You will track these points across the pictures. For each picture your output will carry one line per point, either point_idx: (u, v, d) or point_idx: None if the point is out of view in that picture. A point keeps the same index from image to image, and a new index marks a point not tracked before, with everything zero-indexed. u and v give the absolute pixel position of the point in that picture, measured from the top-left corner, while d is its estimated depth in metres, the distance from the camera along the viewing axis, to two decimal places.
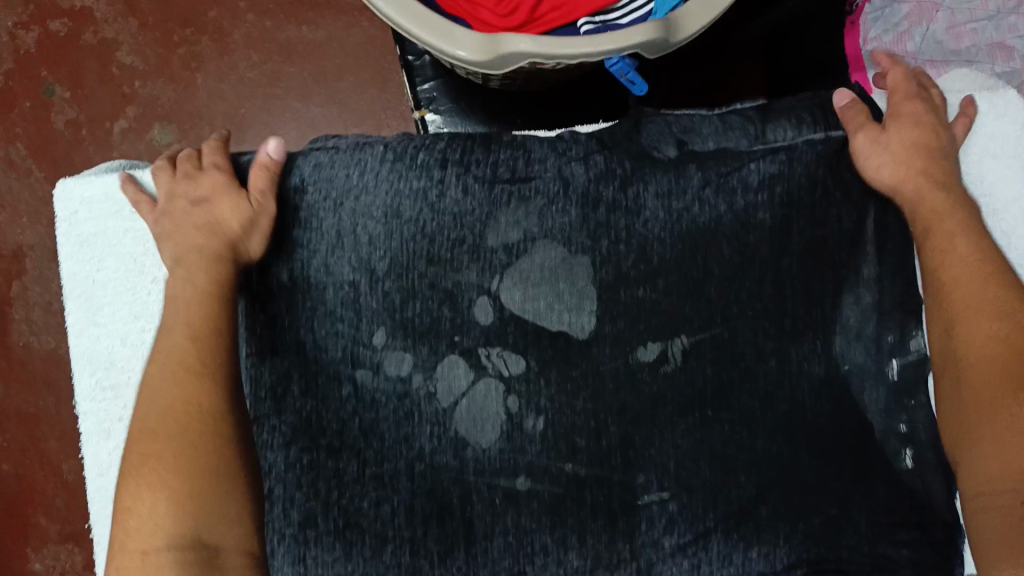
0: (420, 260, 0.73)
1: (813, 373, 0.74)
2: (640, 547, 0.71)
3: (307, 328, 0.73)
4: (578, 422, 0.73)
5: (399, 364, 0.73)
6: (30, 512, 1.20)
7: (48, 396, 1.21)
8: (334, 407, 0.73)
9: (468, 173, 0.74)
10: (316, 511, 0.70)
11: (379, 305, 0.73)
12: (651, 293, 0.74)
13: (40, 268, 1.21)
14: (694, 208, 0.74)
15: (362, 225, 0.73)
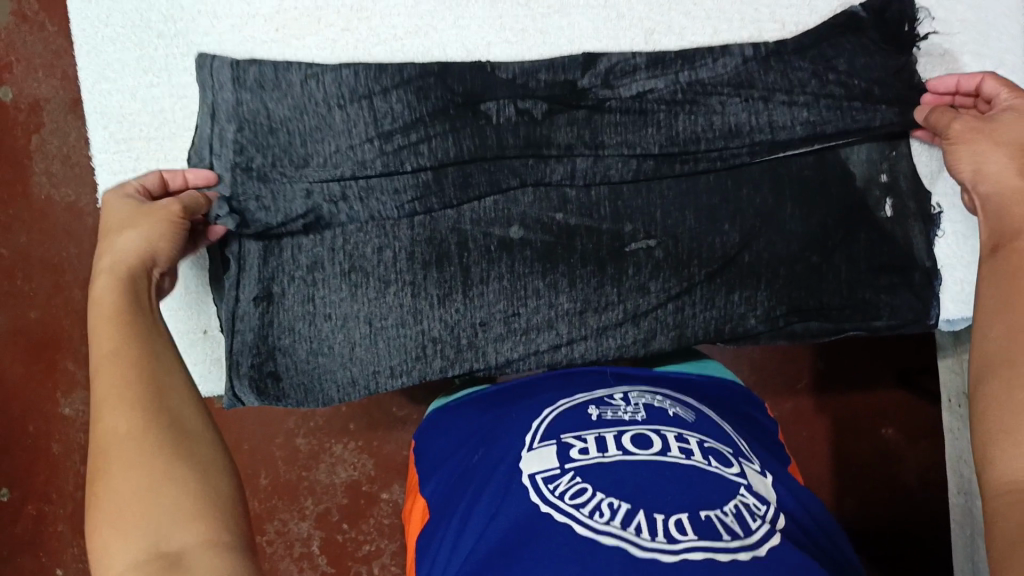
0: (378, 101, 0.74)
1: (791, 129, 0.74)
2: (628, 291, 0.76)
3: (293, 130, 0.73)
4: (567, 175, 0.75)
5: (405, 158, 0.74)
6: (56, 359, 1.05)
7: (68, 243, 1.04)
8: (334, 193, 0.74)
9: (431, 141, 0.74)
10: (323, 256, 0.75)
11: (357, 117, 0.74)
12: (646, 82, 0.75)
13: (57, 119, 1.03)
14: (700, 100, 0.75)
15: (325, 133, 0.74)
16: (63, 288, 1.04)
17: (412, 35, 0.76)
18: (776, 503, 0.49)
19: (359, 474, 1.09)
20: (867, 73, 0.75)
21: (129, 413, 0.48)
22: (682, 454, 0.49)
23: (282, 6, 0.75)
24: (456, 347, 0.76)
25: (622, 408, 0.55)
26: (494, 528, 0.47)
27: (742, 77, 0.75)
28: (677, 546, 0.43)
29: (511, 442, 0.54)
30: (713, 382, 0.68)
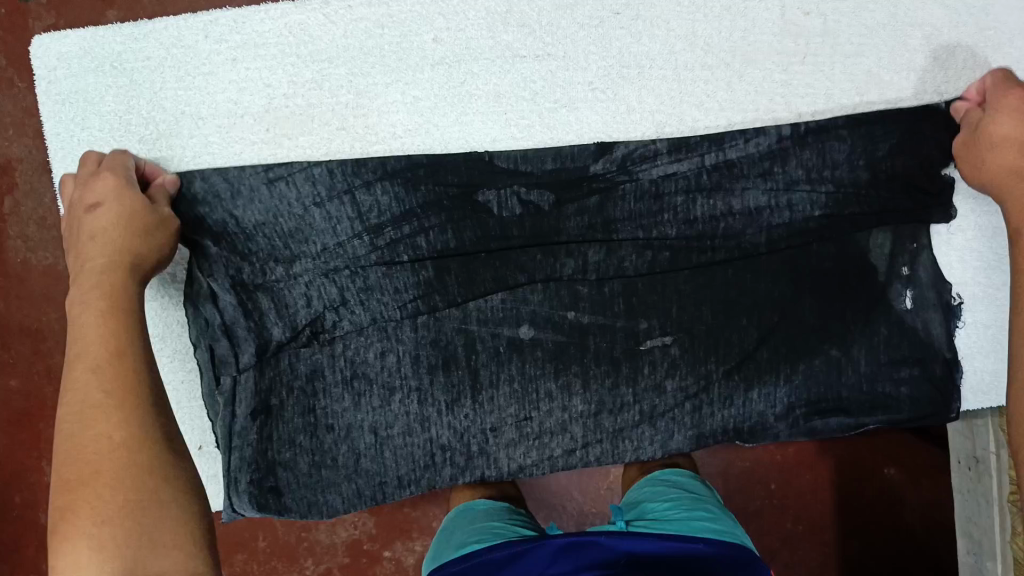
0: (362, 193, 0.70)
1: (801, 218, 0.72)
2: (643, 391, 0.72)
3: (278, 233, 0.70)
4: (580, 272, 0.72)
5: (406, 249, 0.71)
6: (43, 427, 0.93)
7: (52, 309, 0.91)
8: (330, 295, 0.71)
9: (426, 234, 0.71)
10: (323, 363, 0.71)
11: (343, 215, 0.70)
12: (660, 168, 0.72)
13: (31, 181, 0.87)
14: (717, 191, 0.72)
15: (313, 230, 0.70)
16: (43, 355, 0.92)
17: (412, 132, 0.72)
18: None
19: (359, 533, 1.02)
20: (887, 163, 0.72)
21: (95, 436, 0.53)
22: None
23: (272, 103, 0.71)
24: (467, 454, 0.73)
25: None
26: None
27: (761, 165, 0.72)
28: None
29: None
30: (722, 550, 0.60)
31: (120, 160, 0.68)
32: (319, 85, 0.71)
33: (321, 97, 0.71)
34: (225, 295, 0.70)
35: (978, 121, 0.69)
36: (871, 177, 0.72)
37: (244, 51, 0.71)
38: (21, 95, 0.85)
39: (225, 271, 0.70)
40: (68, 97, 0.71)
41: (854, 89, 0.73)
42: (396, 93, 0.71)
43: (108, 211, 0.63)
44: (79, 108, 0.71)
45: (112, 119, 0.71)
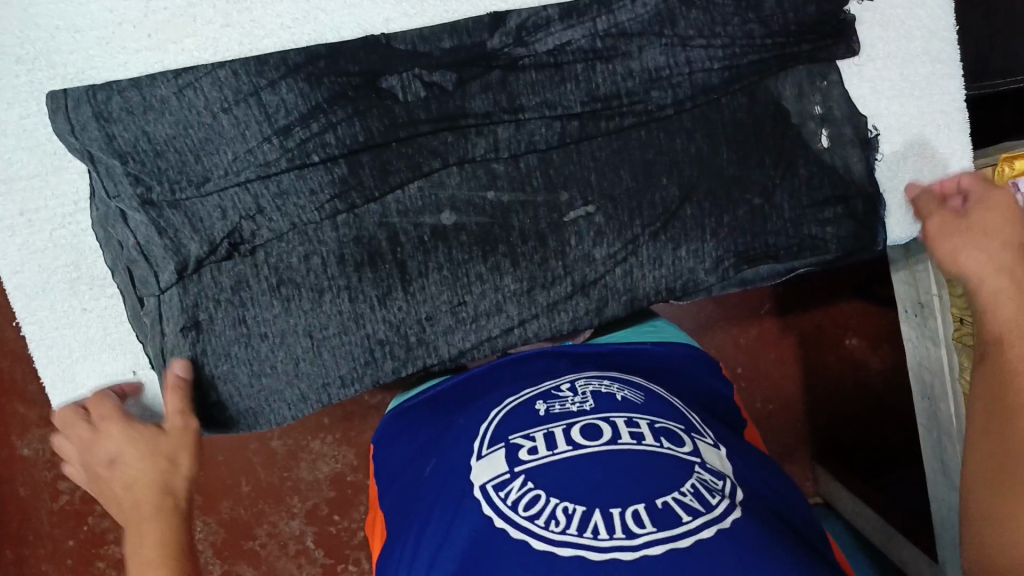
0: (266, 93, 0.67)
1: (710, 68, 0.70)
2: (573, 262, 0.72)
3: (185, 148, 0.66)
4: (493, 148, 0.70)
5: (315, 147, 0.68)
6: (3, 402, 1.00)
7: None
8: (243, 203, 0.68)
9: (334, 130, 0.67)
10: (247, 273, 0.69)
11: (247, 120, 0.66)
12: (562, 33, 0.69)
13: None
14: (621, 48, 0.70)
15: (218, 138, 0.66)
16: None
17: (300, 21, 0.69)
18: (732, 472, 0.49)
19: (341, 466, 1.07)
20: (778, 12, 0.70)
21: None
22: (633, 440, 0.48)
23: (150, 6, 0.67)
24: (406, 346, 0.73)
25: (570, 399, 0.53)
26: (446, 554, 0.45)
27: (662, 16, 0.70)
28: (636, 541, 0.42)
29: (460, 451, 0.52)
30: (670, 349, 0.68)
31: (100, 411, 0.67)
32: None
33: None
34: (133, 218, 0.67)
35: (936, 208, 0.69)
36: (773, 15, 0.70)
37: None
38: None
39: (130, 193, 0.66)
40: None
41: None
42: None
43: (129, 455, 0.62)
44: None
45: None
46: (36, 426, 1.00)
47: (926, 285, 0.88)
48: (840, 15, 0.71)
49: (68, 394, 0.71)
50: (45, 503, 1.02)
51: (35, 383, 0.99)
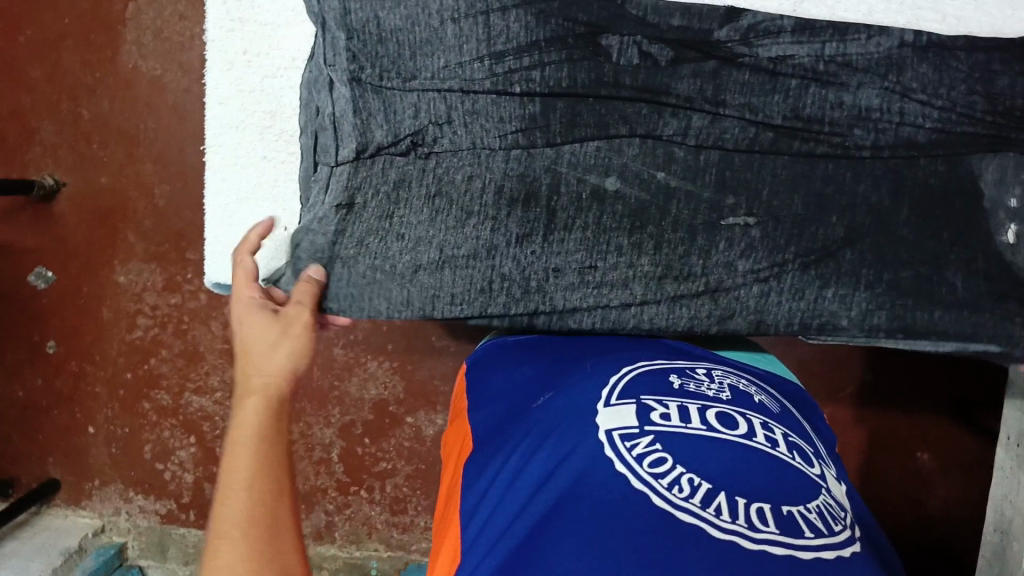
0: (494, 14, 0.69)
1: (918, 126, 0.69)
2: (713, 266, 0.70)
3: (405, 41, 0.69)
4: (684, 132, 0.71)
5: (523, 78, 0.70)
6: (120, 227, 1.05)
7: (152, 117, 1.03)
8: (435, 109, 0.70)
9: (545, 68, 0.70)
10: (412, 175, 0.72)
11: (469, 34, 0.69)
12: (790, 46, 0.70)
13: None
14: (841, 77, 0.69)
15: (438, 42, 0.69)
16: (134, 159, 1.04)
17: None
18: (851, 512, 0.47)
19: (387, 394, 1.07)
20: (1008, 92, 0.68)
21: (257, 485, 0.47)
22: (767, 442, 0.47)
23: None
24: (524, 289, 0.71)
25: (706, 383, 0.54)
26: (551, 485, 0.44)
27: (894, 61, 0.69)
28: (759, 535, 0.39)
29: (586, 395, 0.52)
30: (785, 380, 0.65)
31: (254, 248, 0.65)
32: None
33: None
34: (337, 90, 0.71)
35: None
36: (1002, 96, 0.69)
37: None
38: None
39: (344, 67, 0.69)
40: None
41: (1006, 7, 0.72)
42: None
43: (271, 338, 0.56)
44: None
45: None
46: (138, 258, 1.05)
47: None
48: None
49: (220, 226, 0.76)
50: (120, 331, 1.07)
51: (152, 219, 1.04)
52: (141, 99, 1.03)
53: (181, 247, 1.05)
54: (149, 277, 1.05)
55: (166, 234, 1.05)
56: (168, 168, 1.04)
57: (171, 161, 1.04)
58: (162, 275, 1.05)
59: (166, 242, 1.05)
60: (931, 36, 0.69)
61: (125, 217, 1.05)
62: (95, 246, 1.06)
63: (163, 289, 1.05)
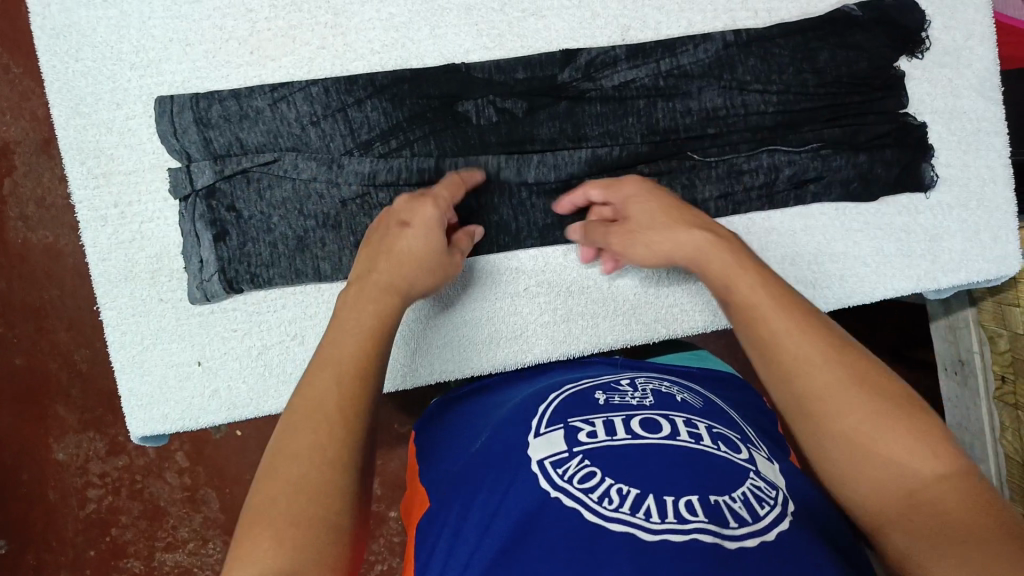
0: (348, 102, 0.72)
1: (763, 109, 0.74)
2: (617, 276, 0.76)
3: (272, 146, 0.71)
4: (567, 159, 0.73)
5: (397, 153, 0.72)
6: (47, 403, 1.03)
7: (52, 288, 1.02)
8: (328, 188, 0.72)
9: (410, 138, 0.72)
10: (326, 255, 0.72)
11: (330, 131, 0.72)
12: (630, 73, 0.74)
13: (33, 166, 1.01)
14: (682, 87, 0.74)
15: (303, 142, 0.72)
16: (44, 332, 1.02)
17: (389, 48, 0.74)
18: (786, 488, 0.48)
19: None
20: (832, 64, 0.74)
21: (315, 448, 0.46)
22: (691, 438, 0.49)
23: (255, 27, 0.73)
24: (468, 341, 0.75)
25: (629, 394, 0.56)
26: (496, 526, 0.46)
27: (725, 61, 0.74)
28: (687, 526, 0.42)
29: (516, 430, 0.54)
30: (716, 373, 0.67)
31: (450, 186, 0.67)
32: (299, 7, 0.73)
33: (300, 19, 0.73)
34: (228, 187, 0.71)
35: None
36: (830, 69, 0.74)
37: None
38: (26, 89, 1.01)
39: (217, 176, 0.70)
40: (61, 32, 0.72)
41: None
42: (372, 10, 0.74)
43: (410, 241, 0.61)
44: (69, 44, 0.72)
45: (104, 47, 0.72)
46: (73, 430, 1.03)
47: (966, 344, 0.91)
48: (889, 69, 0.75)
49: (135, 379, 0.73)
50: (72, 510, 1.03)
51: (78, 385, 1.02)
52: (37, 273, 1.02)
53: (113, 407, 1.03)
54: (90, 445, 1.02)
55: (94, 399, 1.03)
56: (82, 332, 1.02)
57: (82, 325, 1.03)
58: (102, 441, 1.03)
59: (97, 406, 1.03)
60: (749, 32, 0.75)
61: (51, 391, 1.02)
62: (25, 430, 1.03)
63: (105, 455, 1.03)
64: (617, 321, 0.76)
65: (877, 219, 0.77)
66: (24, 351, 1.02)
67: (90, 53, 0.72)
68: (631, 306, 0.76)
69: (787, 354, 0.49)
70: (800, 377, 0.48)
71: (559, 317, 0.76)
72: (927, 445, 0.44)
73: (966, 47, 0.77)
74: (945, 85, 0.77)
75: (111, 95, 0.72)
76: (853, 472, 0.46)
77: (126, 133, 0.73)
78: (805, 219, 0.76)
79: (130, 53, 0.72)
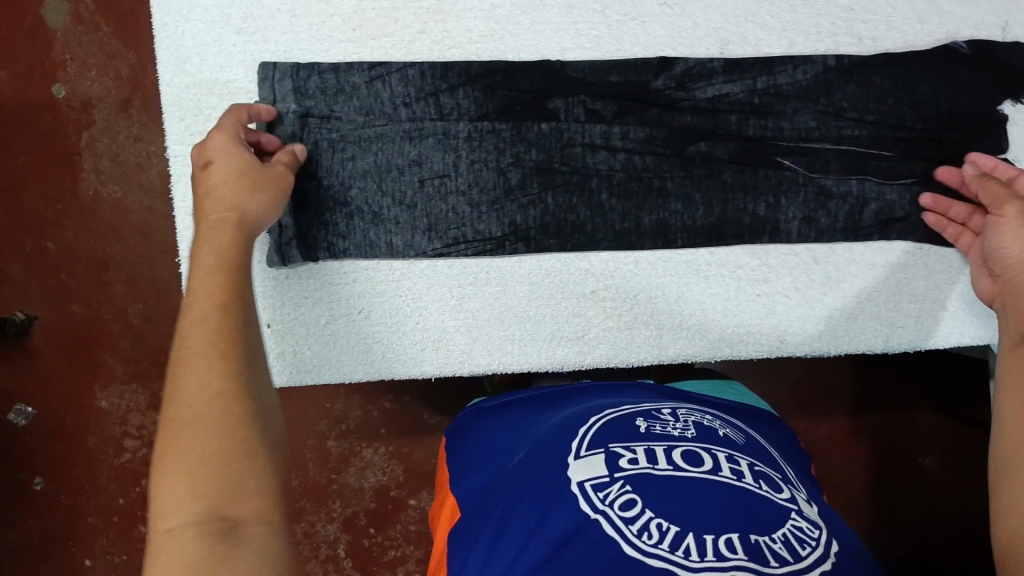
0: (441, 86, 0.73)
1: (855, 137, 0.73)
2: (685, 287, 0.75)
3: (361, 121, 0.73)
4: (651, 165, 0.73)
5: (484, 140, 0.73)
6: (98, 351, 1.05)
7: (117, 242, 1.05)
8: (411, 168, 0.73)
9: (495, 127, 0.73)
10: (405, 233, 0.73)
11: (420, 114, 0.73)
12: (725, 86, 0.73)
13: (111, 122, 1.04)
14: (776, 106, 0.73)
15: (392, 121, 0.73)
16: (106, 282, 1.05)
17: (487, 37, 0.74)
18: (828, 529, 0.47)
19: (387, 479, 1.04)
20: (933, 100, 0.73)
21: (219, 371, 0.47)
22: (733, 475, 0.47)
23: (360, 5, 0.74)
24: (530, 335, 0.75)
25: (671, 423, 0.54)
26: (531, 546, 0.44)
27: (823, 85, 0.73)
28: (727, 565, 0.41)
29: (556, 446, 0.52)
30: (753, 411, 0.65)
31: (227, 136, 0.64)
32: None
33: (404, 1, 0.74)
34: (315, 157, 0.72)
35: None
36: (930, 104, 0.73)
37: None
38: (119, 48, 1.04)
39: (306, 144, 0.72)
40: None
41: (936, 26, 0.75)
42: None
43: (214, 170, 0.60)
44: (180, 3, 0.74)
45: (213, 10, 0.74)
46: (119, 381, 1.05)
47: None
48: (992, 110, 0.73)
49: None
50: (107, 459, 1.05)
51: (128, 338, 1.05)
52: (105, 225, 1.05)
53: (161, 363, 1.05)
54: (133, 398, 1.05)
55: (143, 354, 1.05)
56: (139, 289, 1.05)
57: (140, 282, 1.05)
58: (145, 395, 1.05)
59: (145, 361, 1.05)
60: (851, 58, 0.73)
61: (104, 340, 1.05)
62: (76, 374, 1.05)
63: (146, 409, 1.05)
64: (681, 334, 0.75)
65: (960, 263, 0.74)
66: (85, 298, 1.05)
67: (198, 14, 0.74)
68: (697, 321, 0.75)
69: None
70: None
71: (623, 324, 0.75)
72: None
73: None
74: None
75: (215, 56, 0.74)
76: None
77: (224, 94, 0.74)
78: (886, 256, 0.74)
79: (238, 17, 0.74)
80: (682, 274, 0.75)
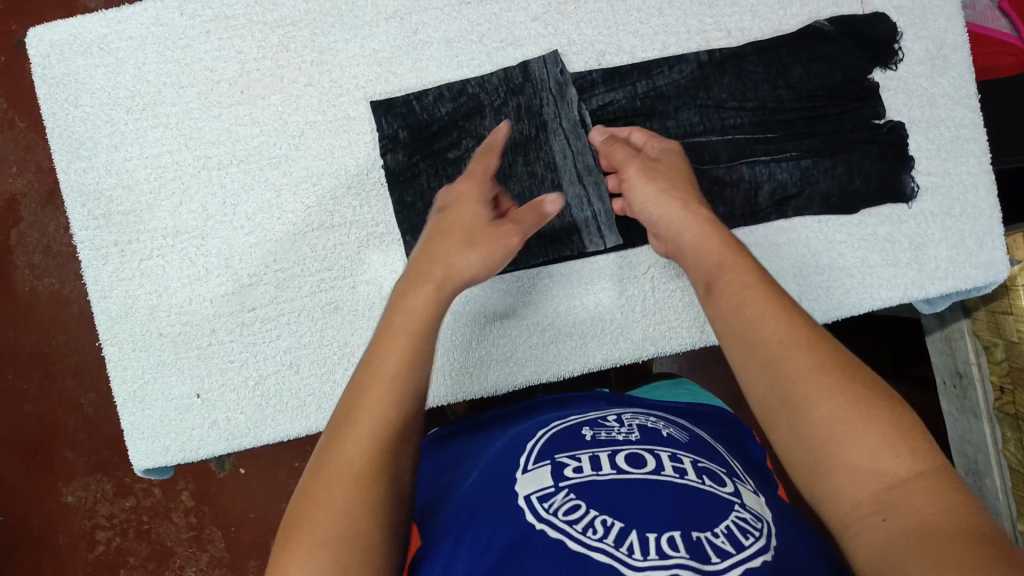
0: None
1: (739, 126, 0.76)
2: (599, 293, 0.77)
3: None
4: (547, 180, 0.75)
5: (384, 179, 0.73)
6: (55, 447, 1.04)
7: (60, 334, 1.04)
8: None
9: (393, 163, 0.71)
10: None
11: None
12: (608, 95, 0.76)
13: (37, 216, 1.04)
14: (660, 107, 0.75)
15: None
16: (51, 376, 1.04)
17: (374, 82, 0.76)
18: (772, 518, 0.47)
19: None
20: (807, 79, 0.76)
21: (386, 428, 0.46)
22: (676, 473, 0.48)
23: (244, 67, 0.76)
24: (459, 365, 0.76)
25: (616, 429, 0.54)
26: (483, 561, 0.44)
27: (700, 80, 0.76)
28: (669, 561, 0.41)
29: (509, 463, 0.52)
30: (707, 409, 0.65)
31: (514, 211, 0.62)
32: (286, 47, 0.76)
33: (287, 59, 0.76)
34: None
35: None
36: (803, 84, 0.76)
37: (217, 23, 0.76)
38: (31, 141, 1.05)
39: None
40: (61, 81, 0.75)
41: (800, 10, 0.78)
42: (356, 47, 0.76)
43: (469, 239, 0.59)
44: (69, 92, 0.75)
45: (106, 94, 0.75)
46: (82, 473, 1.04)
47: (963, 355, 0.89)
48: (864, 80, 0.76)
49: (137, 414, 0.74)
50: (82, 553, 1.04)
51: (85, 430, 1.04)
52: (45, 319, 1.04)
53: (118, 448, 1.04)
54: (97, 488, 1.03)
55: (101, 443, 1.04)
56: (89, 378, 1.04)
57: (89, 367, 1.04)
58: (109, 481, 1.03)
59: (103, 449, 1.04)
60: (723, 51, 0.76)
61: (59, 436, 1.04)
62: (35, 474, 1.04)
63: (112, 497, 1.03)
64: (604, 340, 0.77)
65: (860, 230, 0.76)
66: (31, 395, 1.04)
67: (89, 99, 0.75)
68: (617, 325, 0.77)
69: (750, 336, 0.50)
70: (754, 349, 0.49)
71: (546, 339, 0.76)
72: (895, 433, 0.44)
73: (940, 59, 0.78)
74: (921, 96, 0.78)
75: (113, 137, 0.75)
76: (829, 463, 0.44)
77: (125, 174, 0.75)
78: (788, 234, 0.76)
79: (128, 95, 0.75)
80: (595, 282, 0.77)
